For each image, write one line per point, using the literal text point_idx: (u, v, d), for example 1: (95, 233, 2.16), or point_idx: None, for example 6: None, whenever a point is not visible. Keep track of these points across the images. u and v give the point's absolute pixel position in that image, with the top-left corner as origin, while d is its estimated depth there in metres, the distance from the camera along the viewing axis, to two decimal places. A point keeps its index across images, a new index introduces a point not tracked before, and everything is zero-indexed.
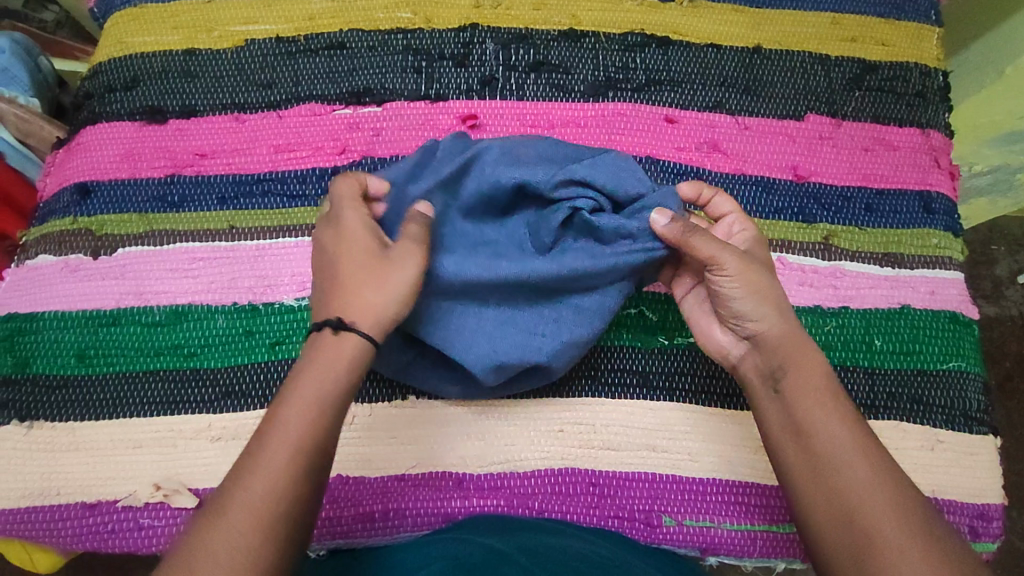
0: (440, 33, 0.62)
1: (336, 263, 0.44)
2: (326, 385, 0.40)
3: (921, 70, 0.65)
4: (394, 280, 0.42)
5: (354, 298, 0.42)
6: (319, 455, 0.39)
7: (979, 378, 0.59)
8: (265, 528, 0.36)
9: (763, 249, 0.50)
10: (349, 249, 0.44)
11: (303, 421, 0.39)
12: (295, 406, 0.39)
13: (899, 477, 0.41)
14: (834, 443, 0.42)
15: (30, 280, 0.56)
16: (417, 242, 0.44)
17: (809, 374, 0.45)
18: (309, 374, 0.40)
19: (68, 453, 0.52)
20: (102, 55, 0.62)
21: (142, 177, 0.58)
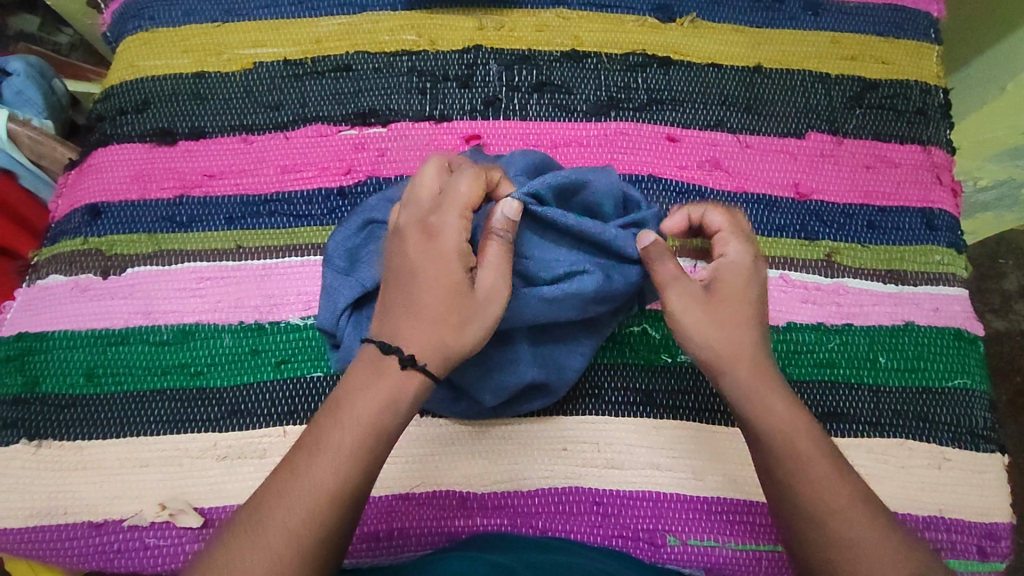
0: (444, 55, 0.63)
1: (415, 268, 0.44)
2: (378, 410, 0.42)
3: (922, 88, 0.66)
4: (467, 315, 0.43)
5: (427, 326, 0.43)
6: (361, 480, 0.41)
7: (984, 396, 0.59)
8: (298, 549, 0.38)
9: (754, 272, 0.47)
10: (433, 257, 0.43)
11: (353, 442, 0.41)
12: (349, 427, 0.41)
13: (884, 521, 0.41)
14: (825, 490, 0.41)
15: (40, 300, 0.57)
16: (501, 270, 0.43)
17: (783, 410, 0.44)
18: (368, 397, 0.42)
19: (76, 472, 0.52)
20: (113, 78, 0.63)
21: (151, 198, 0.59)
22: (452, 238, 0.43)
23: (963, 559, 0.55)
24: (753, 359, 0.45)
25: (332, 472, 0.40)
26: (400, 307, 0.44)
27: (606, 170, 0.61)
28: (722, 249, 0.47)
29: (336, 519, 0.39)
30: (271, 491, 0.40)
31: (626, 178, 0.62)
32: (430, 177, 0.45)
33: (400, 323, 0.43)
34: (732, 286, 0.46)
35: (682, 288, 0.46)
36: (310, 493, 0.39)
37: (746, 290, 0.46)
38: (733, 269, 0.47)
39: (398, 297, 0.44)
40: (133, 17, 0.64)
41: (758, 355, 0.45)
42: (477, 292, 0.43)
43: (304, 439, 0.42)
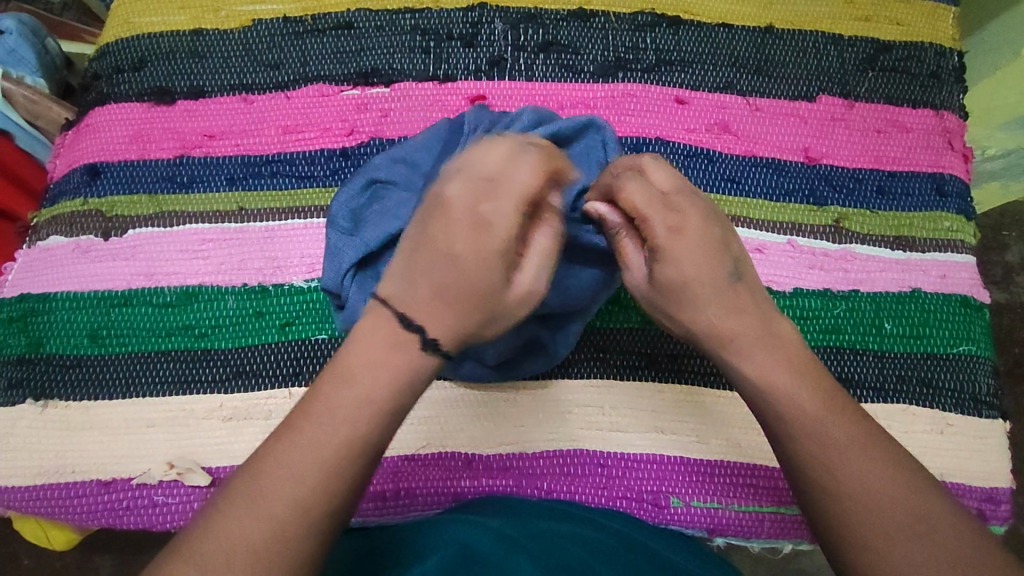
0: (448, 13, 0.62)
1: (454, 242, 0.36)
2: (390, 386, 0.37)
3: (936, 50, 0.64)
4: (504, 311, 0.38)
5: (456, 312, 0.37)
6: (371, 457, 0.37)
7: (988, 362, 0.59)
8: (306, 527, 0.35)
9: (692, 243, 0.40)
10: (476, 235, 0.36)
11: (362, 418, 0.37)
12: (356, 402, 0.37)
13: (886, 467, 0.38)
14: (822, 444, 0.38)
15: (42, 260, 0.56)
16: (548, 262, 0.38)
17: (763, 370, 0.40)
18: (378, 372, 0.37)
19: (82, 432, 0.53)
20: (109, 35, 0.61)
21: (152, 158, 0.58)
22: (507, 225, 0.36)
23: None
24: (719, 335, 0.41)
25: (341, 450, 0.36)
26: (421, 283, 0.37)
27: (614, 132, 0.61)
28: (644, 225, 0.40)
29: (344, 490, 0.36)
30: (269, 467, 0.36)
31: (633, 141, 0.61)
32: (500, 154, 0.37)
33: (415, 299, 0.37)
34: (666, 273, 0.40)
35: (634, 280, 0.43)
36: (319, 472, 0.35)
37: (687, 265, 0.40)
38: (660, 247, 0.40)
39: (418, 272, 0.37)
40: None
41: (727, 324, 0.40)
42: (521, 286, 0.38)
43: (303, 411, 0.37)
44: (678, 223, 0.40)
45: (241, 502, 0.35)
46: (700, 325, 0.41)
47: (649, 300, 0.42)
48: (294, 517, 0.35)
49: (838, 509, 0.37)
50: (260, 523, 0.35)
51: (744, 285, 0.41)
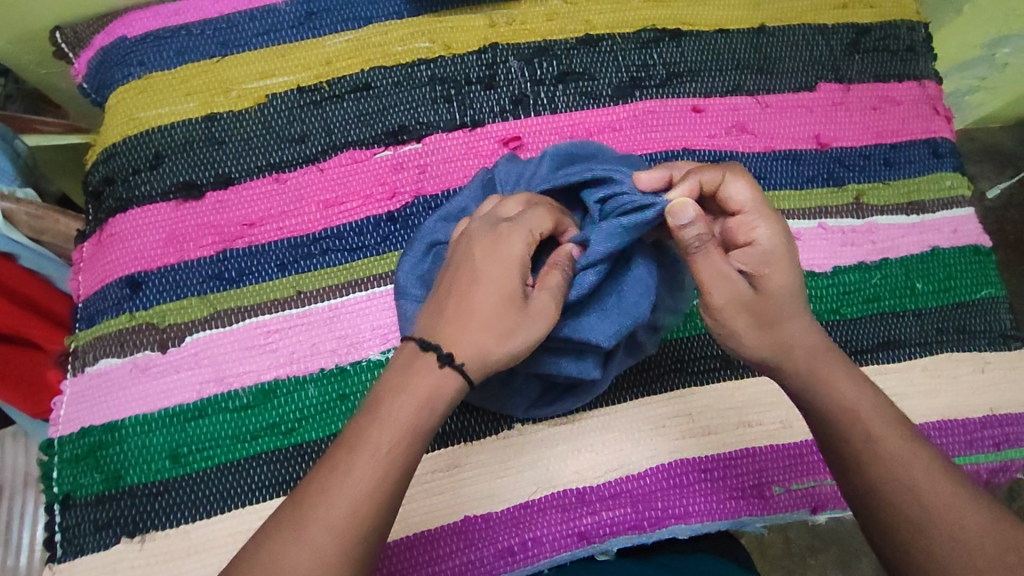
0: (461, 58, 0.61)
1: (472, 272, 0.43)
2: (411, 403, 0.39)
3: (908, 26, 0.69)
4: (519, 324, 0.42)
5: (475, 330, 0.41)
6: (399, 485, 0.38)
7: (1006, 300, 0.66)
8: (338, 552, 0.36)
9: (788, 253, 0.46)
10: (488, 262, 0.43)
11: (393, 443, 0.38)
12: (389, 427, 0.39)
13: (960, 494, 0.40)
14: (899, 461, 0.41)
15: (98, 388, 0.53)
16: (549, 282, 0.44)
17: (852, 394, 0.44)
18: (407, 397, 0.40)
19: (190, 560, 0.50)
20: (112, 135, 0.58)
21: (192, 258, 0.55)
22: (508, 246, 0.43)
23: (1017, 447, 0.62)
24: (811, 349, 0.46)
25: (375, 475, 0.38)
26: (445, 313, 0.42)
27: (645, 150, 0.62)
28: (747, 234, 0.46)
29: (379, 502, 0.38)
30: (313, 491, 0.38)
31: (663, 155, 0.62)
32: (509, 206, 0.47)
33: (445, 328, 0.41)
34: (777, 279, 0.45)
35: (729, 292, 0.45)
36: (356, 494, 0.37)
37: (781, 273, 0.45)
38: (770, 256, 0.45)
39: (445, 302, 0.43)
40: (120, 65, 0.58)
41: (815, 338, 0.46)
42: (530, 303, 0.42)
43: (341, 437, 0.39)
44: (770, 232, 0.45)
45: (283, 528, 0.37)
46: (800, 332, 0.46)
47: (748, 312, 0.46)
48: (326, 539, 0.36)
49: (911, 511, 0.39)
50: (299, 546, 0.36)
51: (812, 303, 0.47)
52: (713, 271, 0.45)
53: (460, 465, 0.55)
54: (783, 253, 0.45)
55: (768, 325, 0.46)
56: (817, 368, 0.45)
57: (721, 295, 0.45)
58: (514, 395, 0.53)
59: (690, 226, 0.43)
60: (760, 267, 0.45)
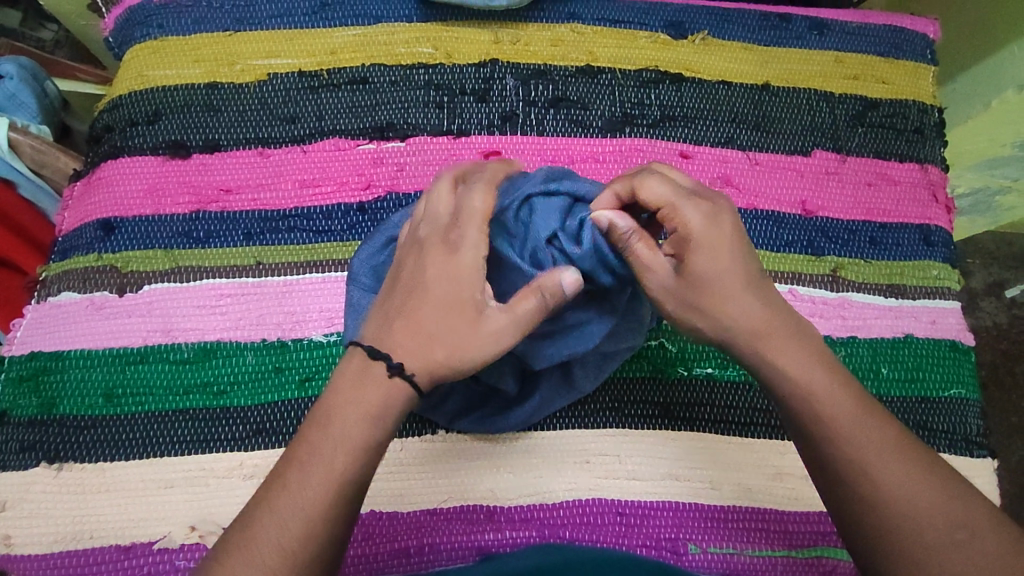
0: (460, 68, 0.63)
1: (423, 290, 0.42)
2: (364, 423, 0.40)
3: (919, 107, 0.68)
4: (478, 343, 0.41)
5: (424, 344, 0.41)
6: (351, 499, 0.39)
7: (978, 404, 0.62)
8: (292, 566, 0.37)
9: (721, 229, 0.43)
10: (443, 277, 0.42)
11: (344, 459, 0.39)
12: (340, 444, 0.39)
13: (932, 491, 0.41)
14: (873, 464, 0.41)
15: (53, 317, 0.56)
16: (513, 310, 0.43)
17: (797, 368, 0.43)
18: (359, 413, 0.40)
19: (98, 495, 0.52)
20: (121, 87, 0.62)
21: (166, 213, 0.58)
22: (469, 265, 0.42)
23: None
24: (753, 330, 0.44)
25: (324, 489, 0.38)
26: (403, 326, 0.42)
27: None
28: (673, 219, 0.43)
29: (336, 518, 0.39)
30: (261, 508, 0.39)
31: None
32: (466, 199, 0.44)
33: (399, 339, 0.42)
34: (703, 264, 0.43)
35: (657, 281, 0.43)
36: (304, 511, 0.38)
37: (713, 249, 0.43)
38: (695, 241, 0.43)
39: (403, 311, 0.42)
40: (141, 25, 0.63)
41: (759, 325, 0.44)
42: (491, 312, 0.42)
43: (291, 454, 0.40)
44: (706, 210, 0.43)
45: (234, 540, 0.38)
46: (737, 321, 0.44)
47: (678, 298, 0.44)
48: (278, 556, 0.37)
49: (900, 533, 0.39)
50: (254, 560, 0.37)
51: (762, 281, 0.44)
52: (639, 261, 0.43)
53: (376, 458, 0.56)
54: (709, 238, 0.43)
55: (700, 311, 0.44)
56: (766, 337, 0.44)
57: (656, 282, 0.44)
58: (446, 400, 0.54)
59: (617, 224, 0.43)
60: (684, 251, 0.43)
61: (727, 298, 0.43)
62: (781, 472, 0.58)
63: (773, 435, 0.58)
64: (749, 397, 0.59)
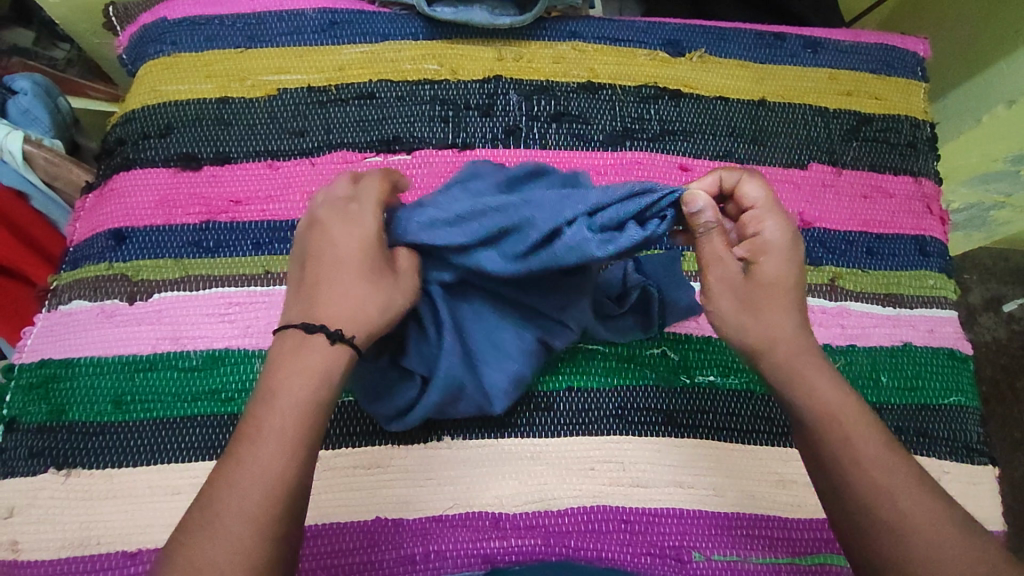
0: (465, 84, 0.65)
1: (333, 256, 0.44)
2: (311, 392, 0.40)
3: (912, 122, 0.70)
4: (392, 294, 0.44)
5: (349, 309, 0.43)
6: (308, 464, 0.39)
7: (977, 412, 0.62)
8: (257, 534, 0.36)
9: (795, 247, 0.45)
10: (349, 247, 0.44)
11: (292, 424, 0.39)
12: (285, 412, 0.39)
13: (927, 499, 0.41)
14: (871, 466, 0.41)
15: (64, 325, 0.56)
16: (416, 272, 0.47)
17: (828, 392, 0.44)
18: (301, 380, 0.40)
19: (106, 501, 0.52)
20: (135, 102, 0.63)
21: (177, 223, 0.59)
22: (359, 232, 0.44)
23: None
24: (796, 346, 0.45)
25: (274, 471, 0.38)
26: (325, 293, 0.43)
27: None
28: (756, 227, 0.45)
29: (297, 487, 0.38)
30: (217, 487, 0.38)
31: None
32: (342, 183, 0.47)
33: (325, 306, 0.42)
34: (772, 270, 0.44)
35: (722, 273, 0.45)
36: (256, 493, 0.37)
37: (788, 262, 0.44)
38: (771, 249, 0.44)
39: (322, 278, 0.44)
40: (154, 42, 0.65)
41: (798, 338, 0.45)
42: (396, 275, 0.45)
43: (241, 430, 0.39)
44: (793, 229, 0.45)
45: (197, 519, 0.37)
46: (780, 330, 0.45)
47: (737, 295, 0.45)
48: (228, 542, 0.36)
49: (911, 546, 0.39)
50: (210, 545, 0.36)
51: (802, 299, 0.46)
52: (713, 250, 0.44)
53: (382, 465, 0.56)
54: (783, 252, 0.44)
55: (753, 311, 0.45)
56: (798, 356, 0.45)
57: (718, 280, 0.45)
58: (391, 389, 0.51)
59: (702, 213, 0.43)
60: (756, 256, 0.45)
61: (782, 310, 0.45)
62: (784, 479, 0.58)
63: (775, 443, 0.59)
64: (750, 404, 0.60)
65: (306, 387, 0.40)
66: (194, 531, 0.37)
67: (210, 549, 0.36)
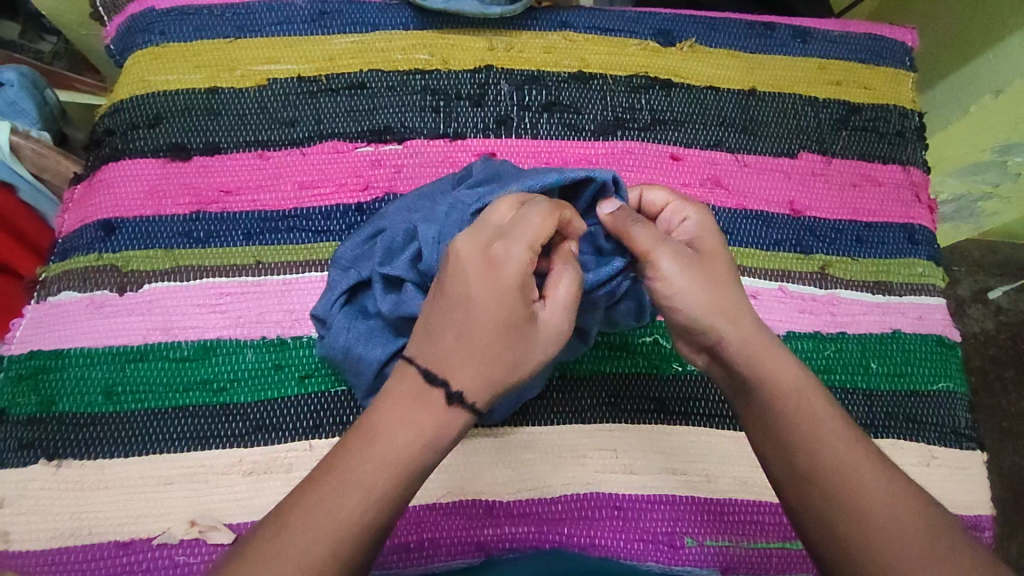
0: (456, 74, 0.65)
1: (472, 298, 0.40)
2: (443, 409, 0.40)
3: (900, 111, 0.70)
4: (527, 349, 0.41)
5: (473, 354, 0.40)
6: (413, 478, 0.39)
7: (965, 398, 0.63)
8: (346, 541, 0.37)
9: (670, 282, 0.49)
10: (493, 287, 0.40)
11: (411, 437, 0.39)
12: (412, 423, 0.39)
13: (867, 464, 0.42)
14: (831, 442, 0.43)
15: (53, 316, 0.56)
16: (569, 311, 0.42)
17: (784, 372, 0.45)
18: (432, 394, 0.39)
19: (97, 492, 0.52)
20: (123, 92, 0.63)
21: (167, 214, 0.59)
22: (501, 270, 0.41)
23: None
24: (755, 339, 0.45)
25: (353, 522, 0.37)
26: (460, 337, 0.40)
27: None
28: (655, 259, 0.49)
29: (399, 501, 0.39)
30: (327, 481, 0.38)
31: None
32: (505, 210, 0.43)
33: (452, 348, 0.40)
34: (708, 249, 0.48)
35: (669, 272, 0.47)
36: (335, 539, 0.36)
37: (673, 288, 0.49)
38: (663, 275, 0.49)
39: (453, 318, 0.41)
40: (143, 32, 0.64)
41: (753, 334, 0.45)
42: (538, 327, 0.41)
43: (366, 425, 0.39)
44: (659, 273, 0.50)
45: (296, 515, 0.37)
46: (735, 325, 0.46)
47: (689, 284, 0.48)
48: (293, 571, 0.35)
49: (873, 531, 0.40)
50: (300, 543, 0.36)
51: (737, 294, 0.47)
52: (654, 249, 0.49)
53: None
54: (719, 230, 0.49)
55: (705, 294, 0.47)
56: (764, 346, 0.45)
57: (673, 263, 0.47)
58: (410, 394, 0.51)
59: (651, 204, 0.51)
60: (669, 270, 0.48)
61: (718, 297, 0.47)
62: None
63: None
64: None
65: (435, 402, 0.39)
66: (293, 525, 0.37)
67: (303, 548, 0.36)
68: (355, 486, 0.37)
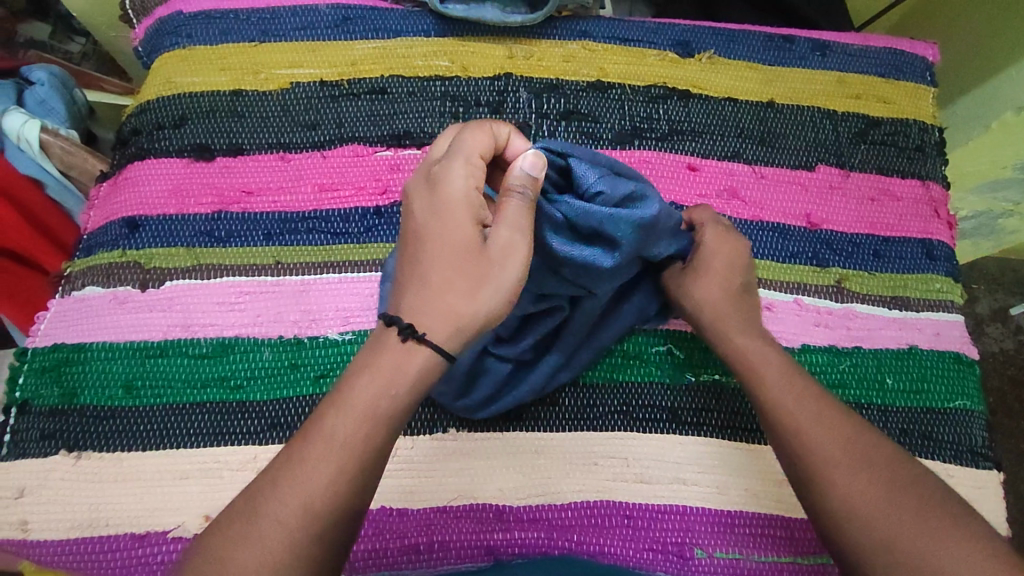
0: (476, 81, 0.66)
1: (427, 232, 0.43)
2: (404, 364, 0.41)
3: (919, 126, 0.70)
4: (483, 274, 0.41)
5: (431, 292, 0.42)
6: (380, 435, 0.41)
7: (982, 416, 0.62)
8: (314, 501, 0.39)
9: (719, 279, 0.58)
10: (439, 215, 0.42)
11: (373, 394, 0.40)
12: (376, 377, 0.41)
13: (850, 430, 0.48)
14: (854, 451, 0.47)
15: (77, 311, 0.57)
16: (515, 226, 0.42)
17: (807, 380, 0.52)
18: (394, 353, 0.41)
19: (115, 484, 0.53)
20: (150, 93, 0.65)
21: (189, 213, 0.60)
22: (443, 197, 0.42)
23: None
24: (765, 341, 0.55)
25: (320, 480, 0.39)
26: (426, 277, 0.42)
27: None
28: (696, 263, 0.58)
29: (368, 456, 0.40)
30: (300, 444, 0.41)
31: None
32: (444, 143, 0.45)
33: (420, 292, 0.42)
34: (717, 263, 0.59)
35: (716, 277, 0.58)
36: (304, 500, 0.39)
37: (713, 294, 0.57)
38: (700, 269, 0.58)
39: (417, 265, 0.43)
40: (170, 35, 0.66)
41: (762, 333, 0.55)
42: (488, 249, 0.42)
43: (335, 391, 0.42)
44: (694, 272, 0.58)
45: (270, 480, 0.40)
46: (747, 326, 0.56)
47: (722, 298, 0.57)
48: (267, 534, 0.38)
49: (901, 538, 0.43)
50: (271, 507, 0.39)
51: (750, 293, 0.59)
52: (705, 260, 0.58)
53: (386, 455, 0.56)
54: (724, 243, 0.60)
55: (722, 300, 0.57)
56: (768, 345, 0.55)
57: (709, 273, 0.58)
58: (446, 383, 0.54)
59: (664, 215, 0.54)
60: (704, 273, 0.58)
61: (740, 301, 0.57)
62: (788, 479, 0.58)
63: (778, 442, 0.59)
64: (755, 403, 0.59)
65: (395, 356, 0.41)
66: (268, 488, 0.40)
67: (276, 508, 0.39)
68: (319, 447, 0.40)
